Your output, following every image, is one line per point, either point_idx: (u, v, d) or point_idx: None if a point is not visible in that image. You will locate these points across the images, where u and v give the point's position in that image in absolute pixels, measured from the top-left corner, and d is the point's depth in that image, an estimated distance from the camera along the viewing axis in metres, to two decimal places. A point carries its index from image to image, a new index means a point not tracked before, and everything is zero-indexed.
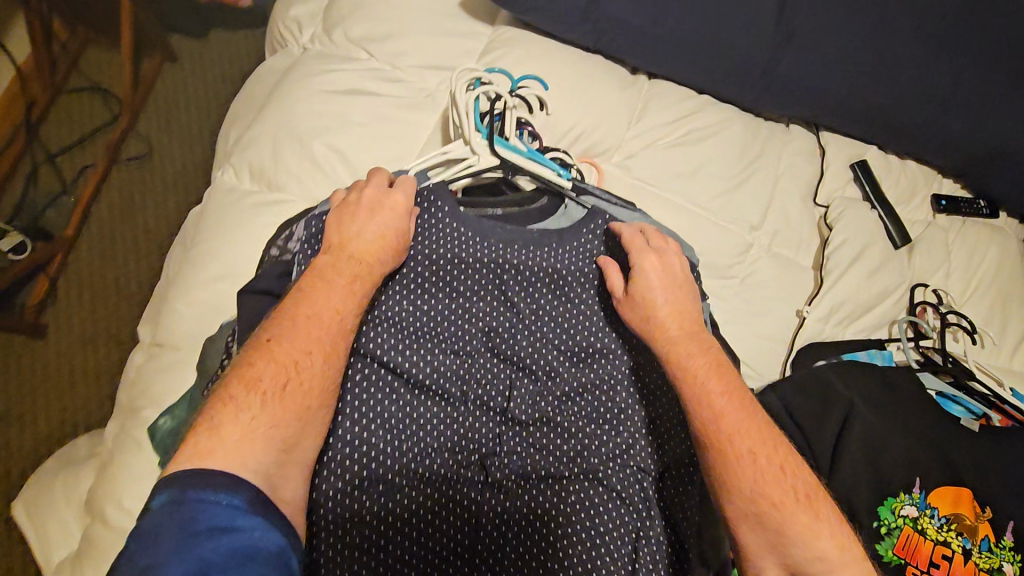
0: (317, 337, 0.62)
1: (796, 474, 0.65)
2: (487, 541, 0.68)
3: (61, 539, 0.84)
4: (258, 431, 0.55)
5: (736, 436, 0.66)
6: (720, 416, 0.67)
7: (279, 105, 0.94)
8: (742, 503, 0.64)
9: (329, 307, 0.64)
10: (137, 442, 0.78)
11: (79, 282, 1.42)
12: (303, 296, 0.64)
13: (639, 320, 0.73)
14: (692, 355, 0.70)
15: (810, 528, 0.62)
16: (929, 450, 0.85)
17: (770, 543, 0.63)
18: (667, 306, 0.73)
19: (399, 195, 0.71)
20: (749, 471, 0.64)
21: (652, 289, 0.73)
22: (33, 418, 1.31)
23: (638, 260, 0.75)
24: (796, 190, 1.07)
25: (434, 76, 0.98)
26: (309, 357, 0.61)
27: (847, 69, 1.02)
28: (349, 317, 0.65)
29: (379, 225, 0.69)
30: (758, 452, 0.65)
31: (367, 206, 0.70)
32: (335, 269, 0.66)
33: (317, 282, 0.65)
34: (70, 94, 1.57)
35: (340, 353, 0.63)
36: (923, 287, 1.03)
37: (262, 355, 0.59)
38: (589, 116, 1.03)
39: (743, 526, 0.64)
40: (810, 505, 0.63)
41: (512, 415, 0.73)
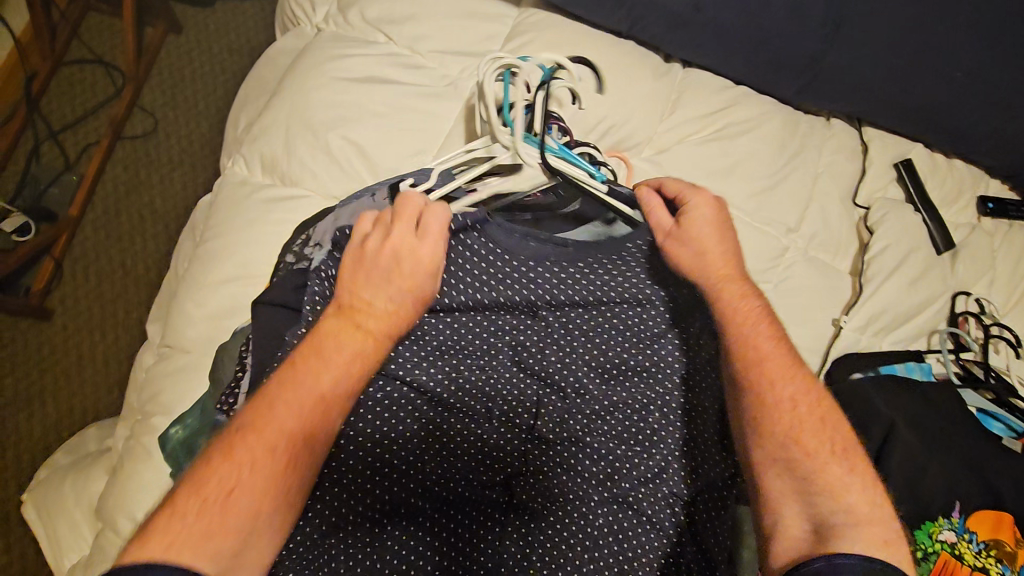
0: (294, 426, 0.54)
1: (836, 427, 0.62)
2: (511, 563, 0.64)
3: (72, 543, 0.82)
4: (197, 533, 0.47)
5: (778, 380, 0.64)
6: (761, 356, 0.66)
7: (292, 91, 0.88)
8: (770, 445, 0.62)
9: (314, 392, 0.56)
10: (148, 449, 0.75)
11: (85, 263, 1.39)
12: (292, 371, 0.56)
13: (681, 258, 0.71)
14: (745, 297, 0.70)
15: (842, 479, 0.59)
16: (968, 472, 0.82)
17: (795, 493, 0.60)
18: (716, 247, 0.71)
19: (424, 254, 0.63)
20: (786, 416, 0.62)
21: (699, 226, 0.71)
22: (40, 404, 1.29)
23: (690, 198, 0.73)
24: (836, 190, 1.01)
25: (456, 62, 0.92)
26: (276, 452, 0.52)
27: (902, 63, 0.94)
28: (336, 402, 0.57)
29: (392, 288, 0.62)
30: (799, 400, 0.64)
31: (384, 260, 0.62)
32: (335, 340, 0.59)
33: (309, 355, 0.57)
34: (72, 66, 1.51)
35: (316, 445, 0.55)
36: (965, 296, 0.98)
37: (226, 448, 0.51)
38: (619, 108, 0.97)
39: (770, 471, 0.61)
40: (846, 459, 0.61)
41: (539, 433, 0.69)
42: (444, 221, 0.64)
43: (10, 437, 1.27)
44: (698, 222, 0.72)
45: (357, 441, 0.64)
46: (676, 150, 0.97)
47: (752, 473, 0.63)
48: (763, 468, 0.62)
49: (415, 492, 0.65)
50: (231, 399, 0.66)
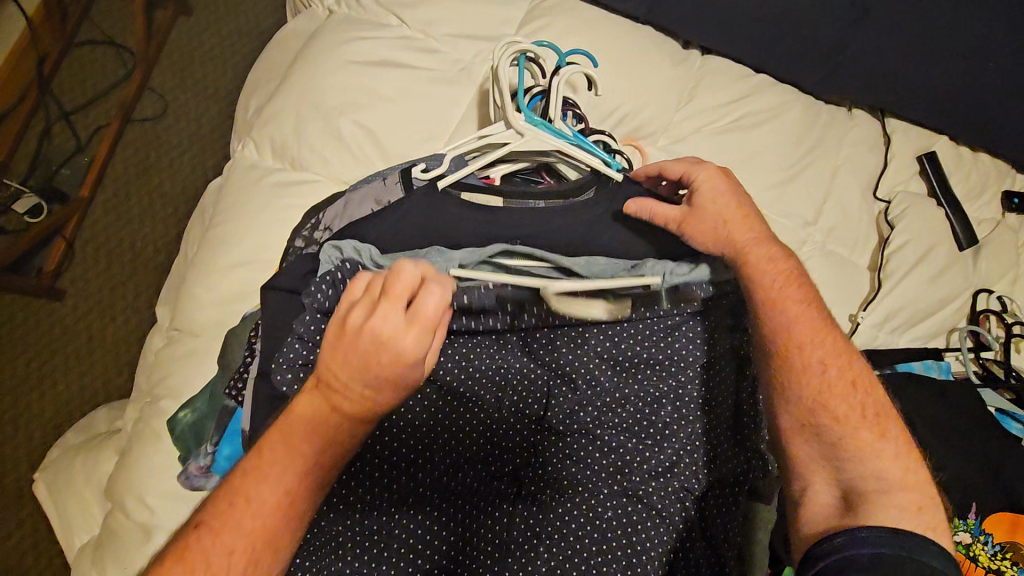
0: (247, 537, 0.47)
1: (869, 394, 0.63)
2: (518, 554, 0.63)
3: (82, 523, 0.82)
4: None
5: (806, 344, 0.64)
6: (792, 320, 0.65)
7: (302, 75, 0.87)
8: (800, 412, 0.64)
9: (274, 494, 0.48)
10: (157, 432, 0.75)
11: (95, 245, 1.39)
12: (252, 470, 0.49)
13: (708, 236, 0.68)
14: (773, 259, 0.67)
15: (874, 444, 0.60)
16: (984, 472, 0.80)
17: (824, 457, 0.62)
18: (738, 217, 0.68)
19: (407, 344, 0.46)
20: (815, 380, 0.63)
21: (717, 197, 0.69)
22: (52, 384, 1.30)
23: (696, 172, 0.70)
24: (857, 183, 0.99)
25: (469, 46, 0.90)
26: (229, 560, 0.47)
27: (927, 52, 0.92)
28: (301, 501, 0.49)
29: (364, 381, 0.47)
30: (830, 364, 0.64)
31: (358, 346, 0.46)
32: (304, 431, 0.49)
33: (274, 452, 0.49)
34: (82, 47, 1.50)
35: (276, 551, 0.49)
36: (987, 294, 0.95)
37: (179, 551, 0.47)
38: (635, 96, 0.95)
39: (800, 440, 0.64)
40: (877, 424, 0.61)
41: (548, 424, 0.68)
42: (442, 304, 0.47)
43: (22, 416, 1.28)
44: (713, 192, 0.69)
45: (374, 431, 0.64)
46: (693, 139, 0.95)
47: (786, 443, 0.65)
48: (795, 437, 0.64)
49: (423, 477, 0.65)
50: (240, 385, 0.65)
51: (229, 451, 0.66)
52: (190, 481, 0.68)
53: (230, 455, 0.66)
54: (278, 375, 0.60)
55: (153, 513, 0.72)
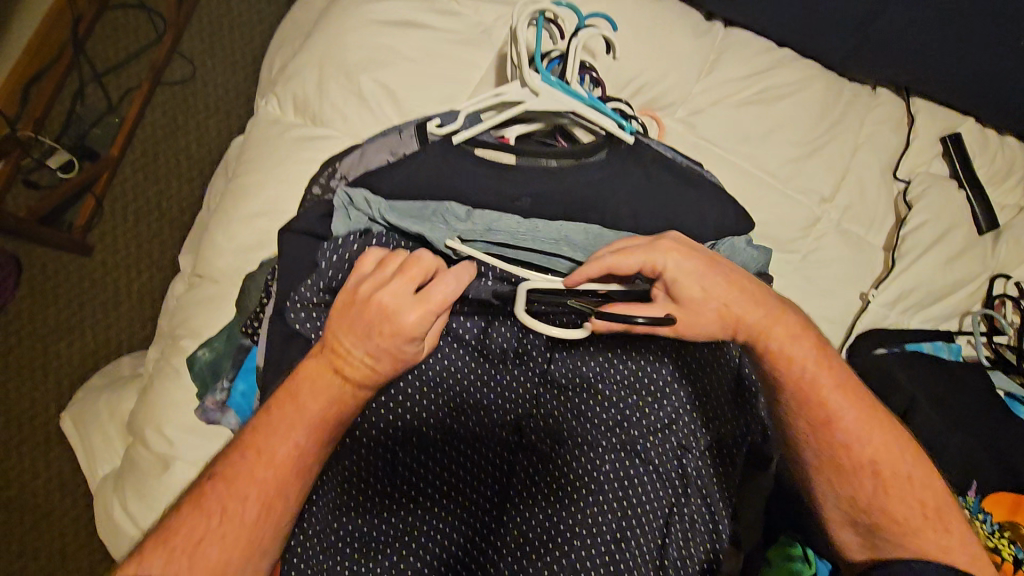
0: (260, 482, 0.54)
1: (916, 483, 0.63)
2: (517, 500, 0.66)
3: (105, 454, 0.87)
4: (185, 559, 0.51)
5: (851, 445, 0.63)
6: (836, 419, 0.63)
7: (326, 33, 0.89)
8: (851, 510, 0.64)
9: (284, 447, 0.55)
10: (178, 371, 0.79)
11: (123, 203, 1.43)
12: (266, 426, 0.56)
13: (694, 332, 0.61)
14: (804, 358, 0.64)
15: (935, 536, 0.61)
16: (988, 452, 0.80)
17: (872, 546, 0.64)
18: (718, 304, 0.62)
19: (409, 317, 0.53)
20: (869, 483, 0.63)
21: (693, 286, 0.61)
22: (80, 333, 1.36)
23: (657, 258, 0.61)
24: (877, 161, 0.97)
25: (491, 9, 0.90)
26: (245, 502, 0.54)
27: (960, 28, 0.90)
28: (310, 455, 0.56)
29: (371, 343, 0.55)
30: (882, 462, 0.63)
31: (368, 314, 0.55)
32: (309, 390, 0.56)
33: (285, 409, 0.56)
34: (115, 10, 1.54)
35: (286, 499, 0.55)
36: (1004, 279, 0.94)
37: (198, 497, 0.54)
38: (655, 66, 0.95)
39: (843, 528, 0.65)
40: (937, 515, 0.62)
41: (552, 379, 0.70)
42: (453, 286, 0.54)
43: (51, 363, 1.34)
44: (684, 281, 0.61)
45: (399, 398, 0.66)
46: (712, 111, 0.95)
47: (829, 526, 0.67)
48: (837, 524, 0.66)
49: (423, 418, 0.66)
50: (258, 324, 0.68)
51: (244, 386, 0.69)
52: (206, 415, 0.71)
53: (245, 391, 0.69)
54: (292, 312, 0.62)
55: (172, 445, 0.76)
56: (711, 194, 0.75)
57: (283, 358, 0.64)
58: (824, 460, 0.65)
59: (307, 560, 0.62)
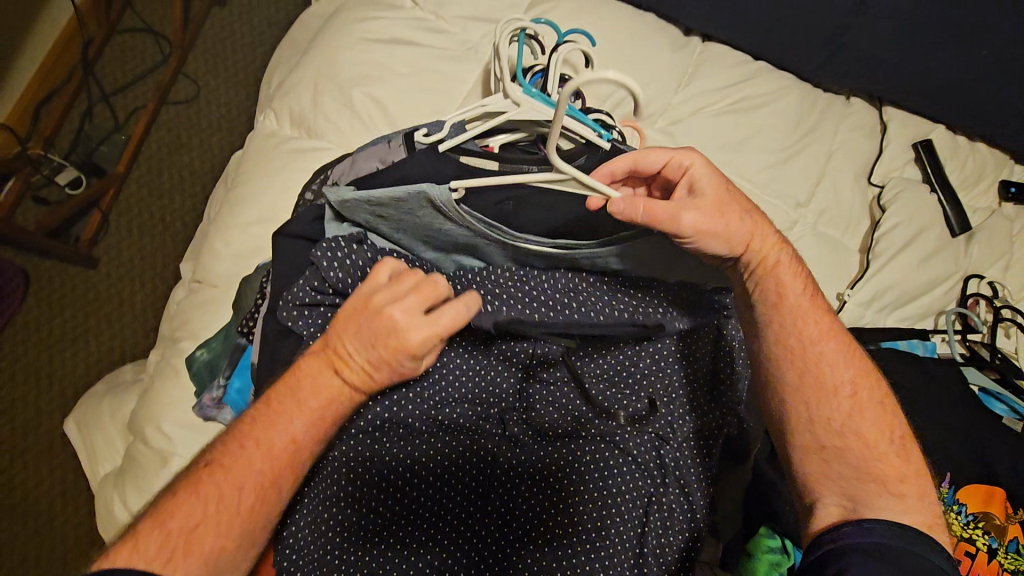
0: (257, 474, 0.53)
1: (893, 420, 0.63)
2: (500, 488, 0.69)
3: (107, 454, 0.90)
4: (175, 548, 0.49)
5: (835, 370, 0.64)
6: (817, 341, 0.64)
7: (321, 51, 0.94)
8: (821, 435, 0.62)
9: (281, 438, 0.55)
10: (177, 370, 0.82)
11: (129, 217, 1.48)
12: (265, 420, 0.56)
13: (711, 231, 0.63)
14: (792, 284, 0.66)
15: (899, 470, 0.60)
16: (962, 445, 0.83)
17: (835, 477, 0.61)
18: (736, 212, 0.64)
19: (417, 335, 0.54)
20: (846, 404, 0.62)
21: (714, 189, 0.64)
22: (85, 344, 1.39)
23: (683, 157, 0.65)
24: (850, 167, 1.01)
25: (477, 28, 0.96)
26: (239, 494, 0.53)
27: (926, 39, 0.94)
28: (306, 449, 0.56)
29: (373, 351, 0.55)
30: (860, 387, 0.63)
31: (376, 322, 0.55)
32: (311, 386, 0.57)
33: (285, 400, 0.56)
34: (123, 33, 1.60)
35: (280, 491, 0.55)
36: (977, 279, 0.97)
37: (191, 483, 0.52)
38: (635, 79, 0.99)
39: (814, 466, 0.63)
40: (905, 451, 0.61)
41: (534, 373, 0.73)
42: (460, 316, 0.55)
43: (56, 374, 1.38)
44: (707, 181, 0.65)
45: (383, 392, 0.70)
46: (690, 121, 0.99)
47: (798, 470, 0.64)
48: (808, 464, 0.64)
49: (413, 412, 0.70)
50: (251, 324, 0.71)
51: (239, 383, 0.73)
52: (204, 411, 0.75)
53: (240, 388, 0.73)
54: (285, 311, 0.66)
55: (170, 442, 0.79)
56: None
57: (276, 354, 0.67)
58: (801, 381, 0.64)
59: (300, 550, 0.64)
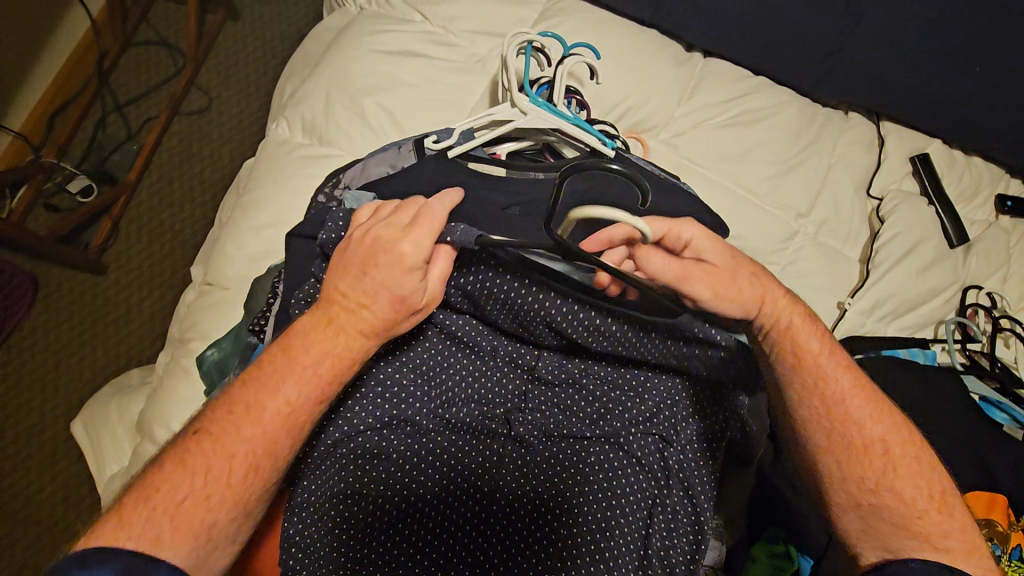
0: (249, 439, 0.55)
1: (932, 469, 0.63)
2: (505, 488, 0.69)
3: (114, 455, 0.90)
4: (162, 518, 0.51)
5: (865, 424, 0.64)
6: (845, 395, 0.64)
7: (334, 62, 0.97)
8: (853, 491, 0.63)
9: (272, 402, 0.56)
10: (188, 369, 0.84)
11: (138, 226, 1.50)
12: (262, 384, 0.57)
13: (729, 292, 0.65)
14: (806, 338, 0.67)
15: (945, 526, 0.60)
16: (962, 452, 0.84)
17: (876, 533, 0.62)
18: (741, 277, 0.66)
19: (404, 245, 0.57)
20: (878, 461, 0.62)
21: (717, 257, 0.67)
22: (91, 350, 1.41)
23: (686, 228, 0.67)
24: (849, 179, 1.03)
25: (486, 42, 0.99)
26: (230, 464, 0.54)
27: (922, 57, 0.97)
28: (298, 413, 0.57)
29: (367, 281, 0.58)
30: (891, 442, 0.63)
31: (365, 253, 0.59)
32: (303, 344, 0.59)
33: (281, 366, 0.58)
34: (138, 46, 1.64)
35: (273, 463, 0.56)
36: (976, 289, 0.99)
37: (179, 454, 0.54)
38: (638, 91, 1.01)
39: (847, 518, 0.63)
40: (947, 504, 0.61)
41: (539, 375, 0.76)
42: (438, 212, 0.59)
43: (62, 379, 1.38)
44: (710, 252, 0.67)
45: (386, 392, 0.70)
46: (693, 132, 1.01)
47: (834, 519, 0.65)
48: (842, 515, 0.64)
49: (420, 410, 0.71)
50: (262, 323, 0.73)
51: None
52: None
53: None
54: (296, 308, 0.67)
55: None
56: (687, 204, 0.81)
57: None
58: (833, 437, 0.64)
59: (307, 549, 0.64)
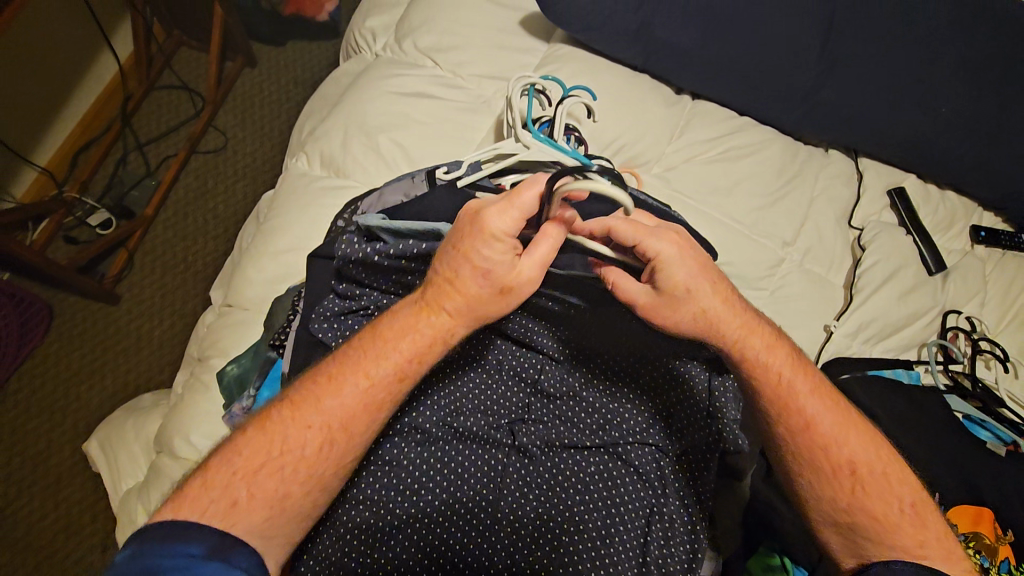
0: (327, 408, 0.61)
1: (902, 484, 0.68)
2: (510, 497, 0.72)
3: (131, 472, 0.94)
4: (243, 483, 0.57)
5: (838, 445, 0.69)
6: (810, 422, 0.69)
7: (351, 103, 1.05)
8: (834, 513, 0.68)
9: (355, 381, 0.62)
10: (207, 385, 0.88)
11: (152, 258, 1.57)
12: (346, 358, 0.64)
13: (668, 318, 0.67)
14: (779, 363, 0.71)
15: (917, 538, 0.66)
16: (949, 467, 0.87)
17: (857, 548, 0.67)
18: (697, 304, 0.67)
19: (491, 214, 0.57)
20: (847, 482, 0.68)
21: (679, 280, 0.65)
22: (102, 377, 1.44)
23: (653, 247, 0.63)
24: (831, 211, 1.10)
25: (491, 84, 1.08)
26: (305, 436, 0.60)
27: (891, 99, 1.05)
28: (378, 391, 0.62)
29: (456, 257, 0.60)
30: (860, 464, 0.68)
31: (458, 229, 0.60)
32: (392, 325, 0.64)
33: (367, 342, 0.64)
34: (160, 90, 1.75)
35: (349, 437, 0.61)
36: (956, 313, 1.04)
37: (262, 425, 0.61)
38: (633, 130, 1.09)
39: (831, 533, 0.69)
40: (916, 515, 0.67)
41: (542, 388, 0.78)
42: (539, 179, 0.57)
43: (72, 407, 1.41)
44: (670, 276, 0.65)
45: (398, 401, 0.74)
46: (684, 167, 1.09)
47: (816, 532, 0.70)
48: (825, 530, 0.69)
49: (428, 420, 0.74)
50: (282, 339, 0.79)
51: (267, 393, 0.78)
52: (232, 419, 0.80)
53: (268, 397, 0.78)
54: (316, 323, 0.74)
55: (197, 453, 0.83)
56: None
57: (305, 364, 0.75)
58: (809, 460, 0.69)
59: (320, 555, 0.67)
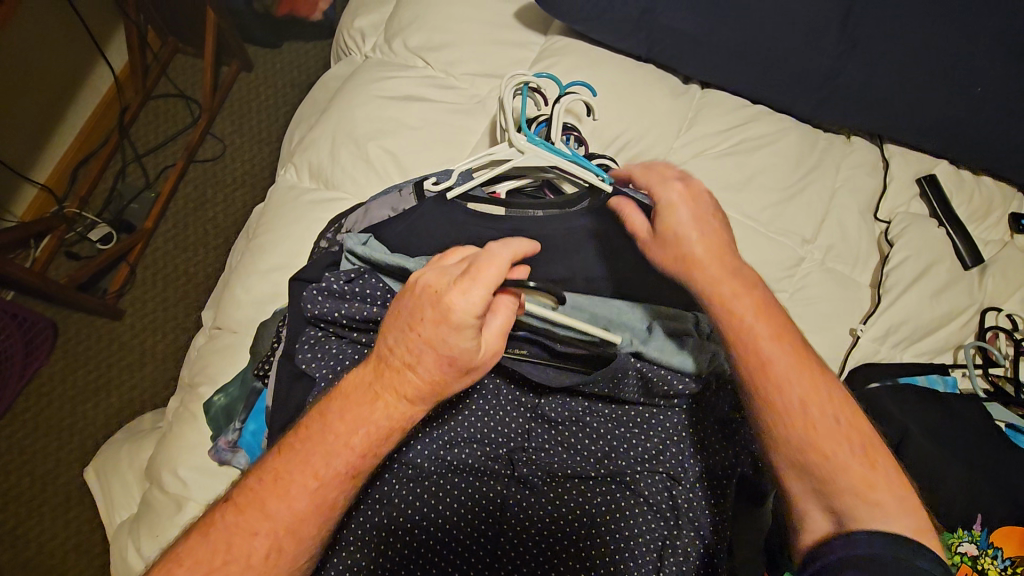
0: (274, 511, 0.55)
1: (852, 427, 0.61)
2: (510, 535, 0.67)
3: (125, 501, 0.91)
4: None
5: (789, 384, 0.62)
6: (764, 362, 0.64)
7: (338, 109, 1.00)
8: (789, 455, 0.62)
9: (302, 475, 0.56)
10: (194, 414, 0.85)
11: (153, 271, 1.54)
12: (295, 454, 0.57)
13: (651, 248, 0.73)
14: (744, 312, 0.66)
15: (864, 477, 0.58)
16: (993, 485, 0.79)
17: (813, 496, 0.60)
18: (681, 243, 0.70)
19: (455, 296, 0.53)
20: (799, 423, 0.61)
21: (674, 223, 0.71)
22: (106, 395, 1.43)
23: (661, 191, 0.73)
24: (855, 204, 1.02)
25: (485, 83, 1.02)
26: (251, 541, 0.55)
27: (919, 81, 0.96)
28: (334, 491, 0.56)
29: (407, 338, 0.55)
30: (811, 403, 0.62)
31: (416, 301, 0.55)
32: (341, 408, 0.57)
33: (315, 437, 0.57)
34: (157, 99, 1.71)
35: (302, 538, 0.56)
36: (995, 312, 0.96)
37: (205, 526, 0.56)
38: (638, 125, 1.03)
39: (791, 480, 0.61)
40: (867, 456, 0.59)
41: (543, 413, 0.74)
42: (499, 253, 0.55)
43: (77, 425, 1.40)
44: (670, 215, 0.71)
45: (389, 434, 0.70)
46: (694, 162, 1.02)
47: (780, 482, 0.63)
48: (787, 477, 0.62)
49: (422, 455, 0.70)
50: (265, 368, 0.76)
51: (254, 427, 0.76)
52: (219, 454, 0.78)
53: (254, 431, 0.76)
54: (300, 352, 0.71)
55: (186, 486, 0.81)
56: None
57: (291, 394, 0.71)
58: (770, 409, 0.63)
59: None
